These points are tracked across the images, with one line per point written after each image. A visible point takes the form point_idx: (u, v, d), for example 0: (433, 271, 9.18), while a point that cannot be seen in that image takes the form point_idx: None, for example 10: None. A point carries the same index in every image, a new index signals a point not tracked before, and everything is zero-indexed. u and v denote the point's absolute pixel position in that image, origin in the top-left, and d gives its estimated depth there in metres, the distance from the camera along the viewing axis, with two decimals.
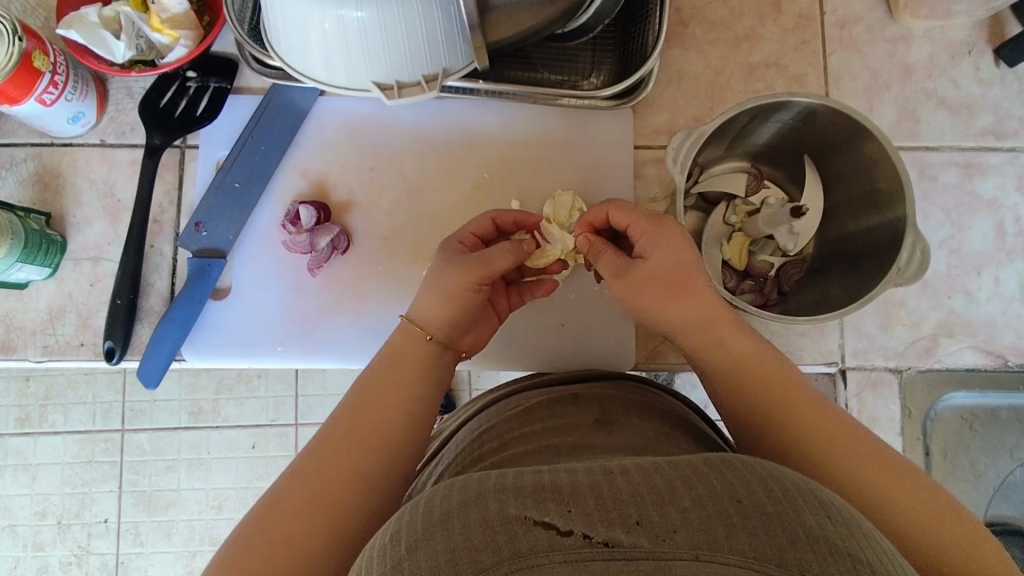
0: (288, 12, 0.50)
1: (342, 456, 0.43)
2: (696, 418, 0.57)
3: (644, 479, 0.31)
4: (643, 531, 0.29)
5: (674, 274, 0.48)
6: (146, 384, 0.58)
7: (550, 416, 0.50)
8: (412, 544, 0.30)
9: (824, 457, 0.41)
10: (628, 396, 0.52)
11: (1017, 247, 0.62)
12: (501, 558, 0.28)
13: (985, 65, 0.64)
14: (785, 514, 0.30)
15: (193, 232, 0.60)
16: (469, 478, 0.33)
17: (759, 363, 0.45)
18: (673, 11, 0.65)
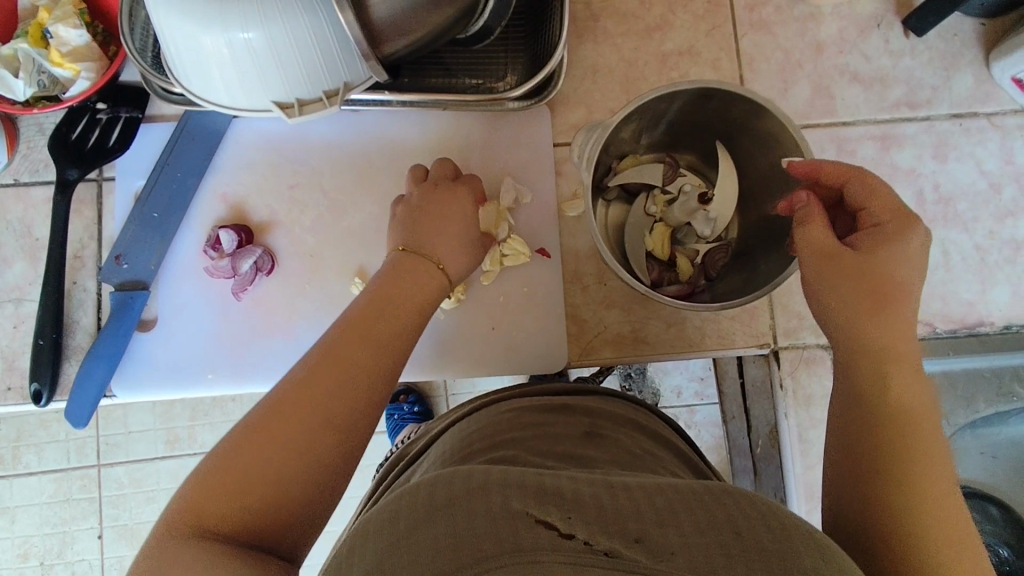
0: (178, 40, 0.50)
1: (304, 403, 0.42)
2: (672, 432, 0.58)
3: (645, 497, 0.32)
4: (641, 548, 0.29)
5: (883, 289, 0.42)
6: (75, 424, 0.58)
7: (541, 424, 0.50)
8: (412, 524, 0.31)
9: (889, 460, 0.39)
10: (608, 407, 0.54)
11: (937, 214, 0.62)
12: (503, 547, 0.28)
13: (894, 37, 0.65)
14: (783, 549, 0.30)
15: (113, 266, 0.59)
16: (470, 468, 0.34)
17: (897, 353, 0.41)
18: (583, 7, 0.65)
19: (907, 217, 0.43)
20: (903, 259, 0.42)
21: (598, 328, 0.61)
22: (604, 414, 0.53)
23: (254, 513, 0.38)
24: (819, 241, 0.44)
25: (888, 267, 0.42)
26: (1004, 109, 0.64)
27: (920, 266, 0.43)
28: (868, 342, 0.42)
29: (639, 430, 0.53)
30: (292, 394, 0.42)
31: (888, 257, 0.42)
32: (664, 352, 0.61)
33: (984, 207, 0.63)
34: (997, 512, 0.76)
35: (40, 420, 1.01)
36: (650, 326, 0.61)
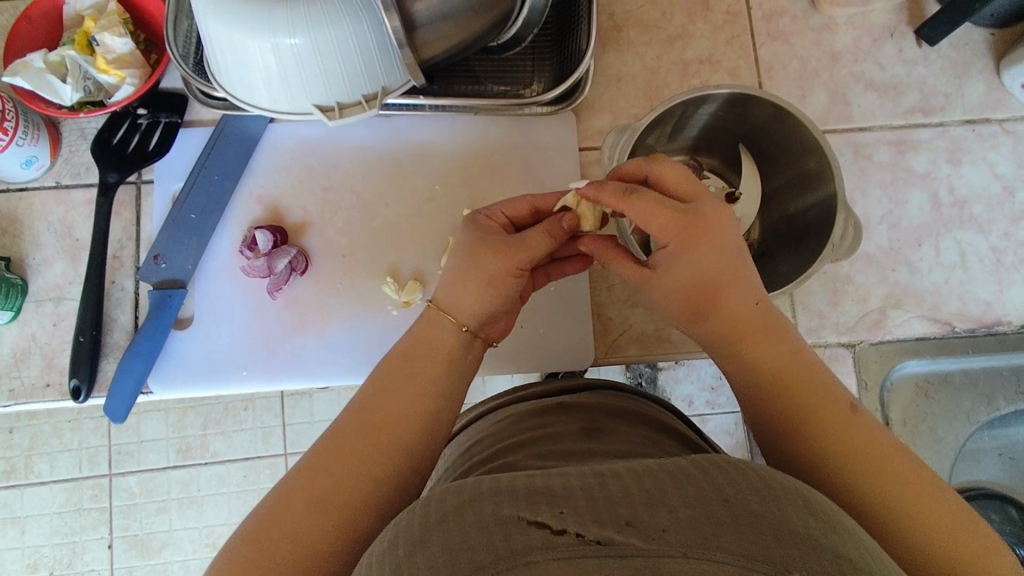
0: (225, 45, 0.52)
1: (346, 462, 0.41)
2: (681, 423, 0.59)
3: (633, 482, 0.32)
4: (633, 531, 0.29)
5: (704, 287, 0.44)
6: (114, 419, 0.59)
7: (537, 425, 0.52)
8: (410, 546, 0.31)
9: (824, 432, 0.40)
10: (609, 402, 0.55)
11: (953, 217, 0.64)
12: (497, 554, 0.29)
13: (908, 46, 0.67)
14: (774, 513, 0.31)
15: (152, 265, 0.61)
16: (465, 483, 0.34)
17: (748, 331, 0.44)
18: (607, 17, 0.67)
19: (683, 222, 0.44)
20: (709, 258, 0.44)
21: (623, 327, 0.63)
22: (604, 407, 0.54)
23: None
24: (629, 268, 0.48)
25: (682, 275, 0.44)
26: (1015, 116, 0.66)
27: (729, 251, 0.44)
28: (730, 336, 0.44)
29: (642, 421, 0.53)
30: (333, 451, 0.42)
31: (704, 259, 0.44)
32: (688, 350, 0.62)
33: (998, 209, 0.64)
34: (1017, 513, 0.75)
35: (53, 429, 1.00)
36: (675, 325, 0.62)
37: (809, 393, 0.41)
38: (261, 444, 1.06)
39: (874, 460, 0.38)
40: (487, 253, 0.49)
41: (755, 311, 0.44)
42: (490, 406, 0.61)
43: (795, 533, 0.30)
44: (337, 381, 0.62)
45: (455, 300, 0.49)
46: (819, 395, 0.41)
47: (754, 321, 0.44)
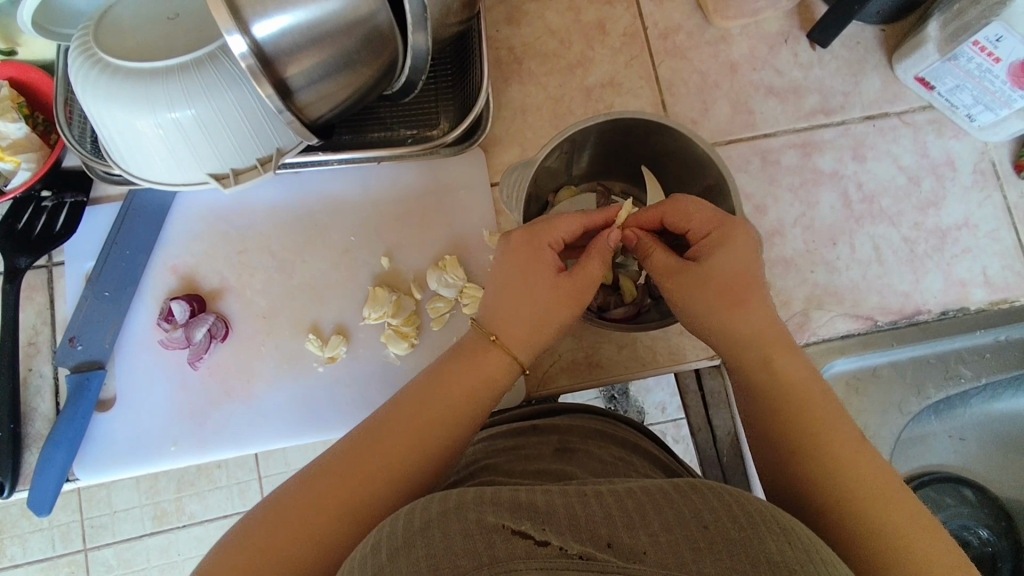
0: (110, 124, 0.51)
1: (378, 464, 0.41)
2: (653, 444, 0.59)
3: (615, 502, 0.34)
4: (614, 551, 0.31)
5: (730, 286, 0.45)
6: (38, 512, 0.57)
7: (513, 446, 0.52)
8: (392, 549, 0.32)
9: (801, 429, 0.41)
10: (580, 423, 0.55)
11: (864, 212, 0.65)
12: (479, 562, 0.29)
13: (802, 50, 0.68)
14: (749, 539, 0.32)
15: (68, 348, 0.59)
16: (447, 492, 0.35)
17: (768, 335, 0.44)
18: (506, 51, 0.68)
19: (718, 220, 0.46)
20: (735, 256, 0.45)
21: (552, 358, 0.63)
22: (578, 429, 0.55)
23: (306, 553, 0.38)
24: (664, 264, 0.47)
25: (711, 272, 0.45)
26: (913, 107, 0.67)
27: (751, 252, 0.46)
28: (747, 345, 0.44)
29: (611, 442, 0.54)
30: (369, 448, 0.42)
31: (729, 258, 0.45)
32: (619, 373, 0.62)
33: (906, 200, 0.65)
34: (973, 494, 0.76)
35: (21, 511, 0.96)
36: (603, 349, 0.62)
37: (792, 404, 0.42)
38: (237, 499, 1.04)
39: (848, 461, 0.39)
40: (541, 286, 0.48)
41: (773, 320, 0.45)
42: None
43: (769, 559, 0.31)
44: (270, 444, 0.61)
45: (507, 329, 0.47)
46: (811, 407, 0.42)
47: (768, 331, 0.44)
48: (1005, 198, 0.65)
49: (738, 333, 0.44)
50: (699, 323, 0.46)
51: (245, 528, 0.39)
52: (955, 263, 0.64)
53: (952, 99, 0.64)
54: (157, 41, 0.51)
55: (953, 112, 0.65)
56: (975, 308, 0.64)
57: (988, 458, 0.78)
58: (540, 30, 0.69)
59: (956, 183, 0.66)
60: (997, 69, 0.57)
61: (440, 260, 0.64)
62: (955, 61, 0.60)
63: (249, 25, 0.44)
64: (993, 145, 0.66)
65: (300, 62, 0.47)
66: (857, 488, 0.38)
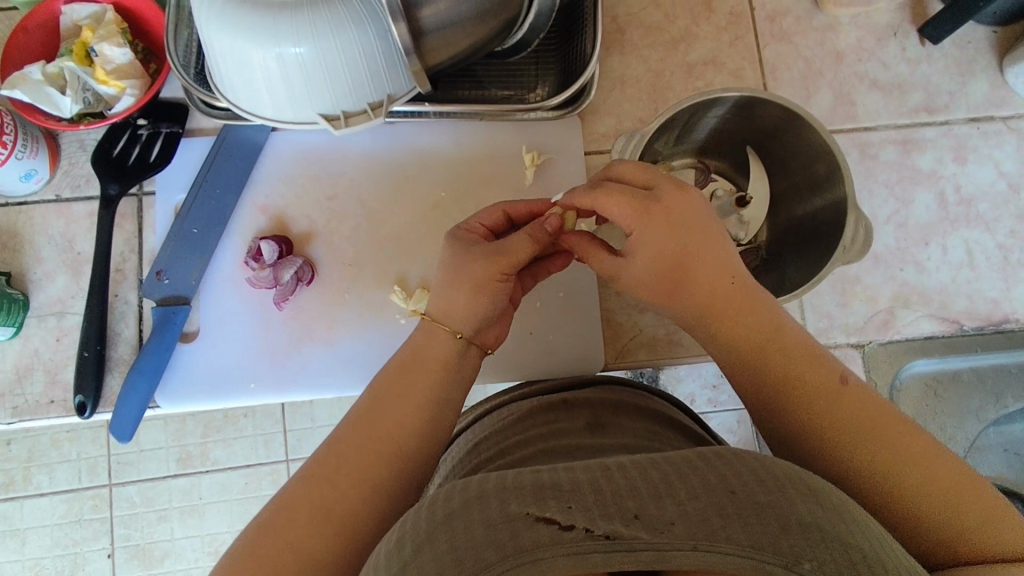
0: (228, 55, 0.51)
1: (354, 461, 0.43)
2: (690, 419, 0.59)
3: (639, 474, 0.34)
4: (642, 523, 0.31)
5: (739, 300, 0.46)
6: (120, 438, 0.58)
7: (545, 422, 0.52)
8: (417, 544, 0.32)
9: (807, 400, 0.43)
10: (616, 396, 0.55)
11: (959, 215, 0.64)
12: (506, 553, 0.30)
13: (911, 45, 0.67)
14: (777, 502, 0.32)
15: (154, 281, 0.60)
16: (468, 480, 0.34)
17: (761, 325, 0.46)
18: (610, 20, 0.67)
19: (643, 206, 0.45)
20: (664, 236, 0.45)
21: (633, 332, 0.63)
22: (607, 404, 0.54)
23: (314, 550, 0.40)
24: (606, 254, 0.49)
25: (688, 255, 0.46)
26: (1019, 113, 0.66)
27: (696, 224, 0.46)
28: (775, 373, 0.45)
29: (650, 418, 0.53)
30: (333, 462, 0.43)
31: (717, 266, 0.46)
32: (699, 353, 0.62)
33: (1004, 206, 0.64)
34: None
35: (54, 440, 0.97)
36: (684, 328, 0.62)
37: (831, 416, 0.42)
38: (262, 450, 1.05)
39: (866, 425, 0.41)
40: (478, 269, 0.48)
41: (773, 322, 0.46)
42: (486, 405, 0.59)
43: (799, 520, 0.31)
44: (345, 391, 0.62)
45: (461, 319, 0.48)
46: (815, 388, 0.43)
47: (777, 339, 0.45)
48: None
49: (763, 344, 0.46)
50: (743, 356, 0.46)
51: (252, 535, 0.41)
52: None
53: None
54: None
55: None
56: None
57: None
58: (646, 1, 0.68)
59: None
60: None
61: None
62: None
63: None
64: None
65: (435, 4, 0.47)
66: (878, 449, 0.40)
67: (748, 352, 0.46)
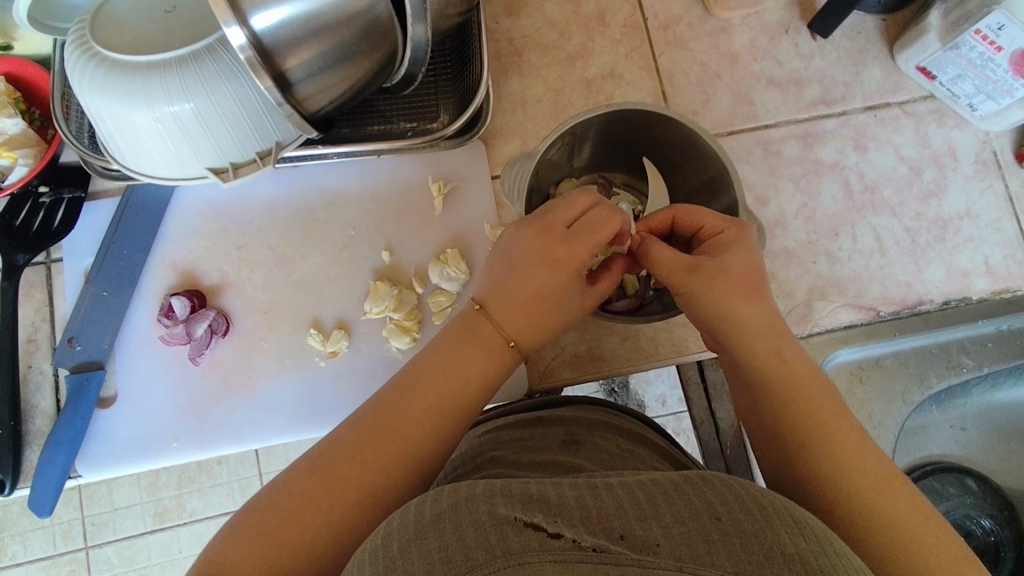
0: (110, 118, 0.51)
1: (368, 449, 0.42)
2: (657, 435, 0.58)
3: (626, 494, 0.34)
4: (627, 543, 0.30)
5: (746, 282, 0.46)
6: (39, 513, 0.57)
7: (517, 438, 0.52)
8: (403, 544, 0.31)
9: (819, 440, 0.42)
10: (585, 415, 0.55)
11: (866, 203, 0.65)
12: (492, 555, 0.29)
13: (803, 40, 0.68)
14: (762, 530, 0.32)
15: (66, 349, 0.59)
16: (457, 485, 0.35)
17: (778, 336, 0.45)
18: (506, 43, 0.68)
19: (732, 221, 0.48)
20: (748, 255, 0.46)
21: (555, 351, 0.63)
22: (581, 420, 0.54)
23: (302, 548, 0.39)
24: (674, 259, 0.46)
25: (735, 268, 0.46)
26: (914, 97, 0.67)
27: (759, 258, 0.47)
28: (804, 421, 0.42)
29: (619, 434, 0.53)
30: (340, 461, 0.41)
31: (756, 311, 0.45)
32: (622, 365, 0.62)
33: (908, 190, 0.65)
34: (975, 484, 0.76)
35: (22, 509, 0.96)
36: (605, 342, 0.62)
37: (856, 472, 0.40)
38: (239, 496, 1.03)
39: (879, 482, 0.40)
40: (561, 279, 0.46)
41: (814, 379, 0.44)
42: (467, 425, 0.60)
43: (783, 552, 0.31)
44: (271, 439, 0.61)
45: (526, 334, 0.47)
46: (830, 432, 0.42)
47: (810, 377, 0.44)
48: (1007, 188, 0.65)
49: (794, 388, 0.44)
50: (776, 406, 0.44)
51: (247, 516, 0.40)
52: (958, 253, 0.64)
53: (954, 88, 0.64)
54: (147, 36, 0.50)
55: (955, 102, 0.65)
56: (977, 298, 0.64)
57: (990, 447, 0.77)
58: (540, 21, 0.68)
59: (958, 173, 0.65)
60: (999, 57, 0.57)
61: (441, 254, 0.63)
62: (958, 50, 0.59)
63: (248, 16, 0.44)
64: (994, 135, 0.66)
65: (301, 54, 0.47)
66: (894, 504, 0.39)
67: (783, 403, 0.43)
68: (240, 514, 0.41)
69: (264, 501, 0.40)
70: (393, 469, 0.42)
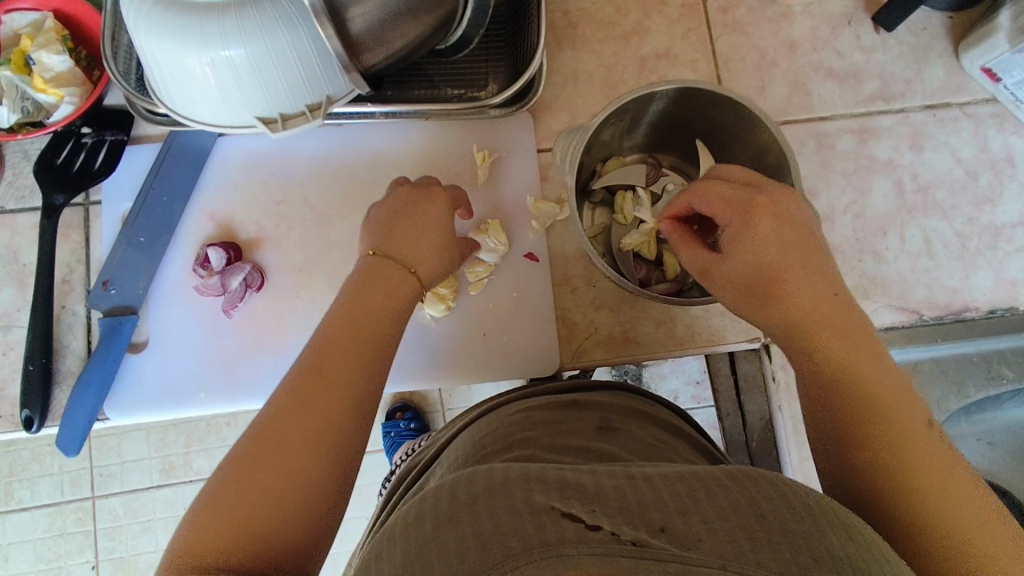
0: (161, 59, 0.50)
1: (307, 400, 0.41)
2: (686, 423, 0.58)
3: (667, 486, 0.32)
4: (668, 537, 0.29)
5: (757, 282, 0.43)
6: (66, 453, 0.57)
7: (552, 421, 0.50)
8: (434, 527, 0.31)
9: (879, 445, 0.37)
10: (620, 402, 0.54)
11: (918, 204, 0.63)
12: (527, 544, 0.28)
13: (865, 33, 0.66)
14: (810, 531, 0.30)
15: (101, 291, 0.59)
16: (490, 469, 0.34)
17: (829, 332, 0.41)
18: (561, 15, 0.66)
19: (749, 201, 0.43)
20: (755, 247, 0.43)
21: (589, 330, 0.62)
22: (616, 408, 0.52)
23: (269, 515, 0.37)
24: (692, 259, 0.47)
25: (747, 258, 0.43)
26: (976, 99, 0.65)
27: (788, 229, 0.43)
28: (860, 423, 0.38)
29: (650, 423, 0.52)
30: (300, 404, 0.41)
31: (787, 310, 0.42)
32: (654, 350, 0.61)
33: (962, 193, 0.64)
34: None
35: (32, 455, 0.98)
36: (640, 326, 0.61)
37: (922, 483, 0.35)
38: None
39: (947, 495, 0.35)
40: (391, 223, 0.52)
41: (874, 377, 0.39)
42: (485, 405, 0.58)
43: (831, 556, 0.29)
44: None
45: (426, 261, 0.51)
46: (896, 437, 0.37)
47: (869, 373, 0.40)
48: None
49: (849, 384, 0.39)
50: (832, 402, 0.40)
51: (203, 498, 0.38)
52: (1008, 262, 0.62)
53: (1018, 92, 0.62)
54: None
55: (1018, 107, 0.63)
56: None
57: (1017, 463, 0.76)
58: None
59: (1014, 180, 0.64)
60: None
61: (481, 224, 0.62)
62: None
63: None
64: None
65: (364, 3, 0.46)
66: (959, 521, 0.34)
67: (839, 400, 0.39)
68: (197, 501, 0.38)
69: (219, 477, 0.38)
70: (337, 410, 0.41)
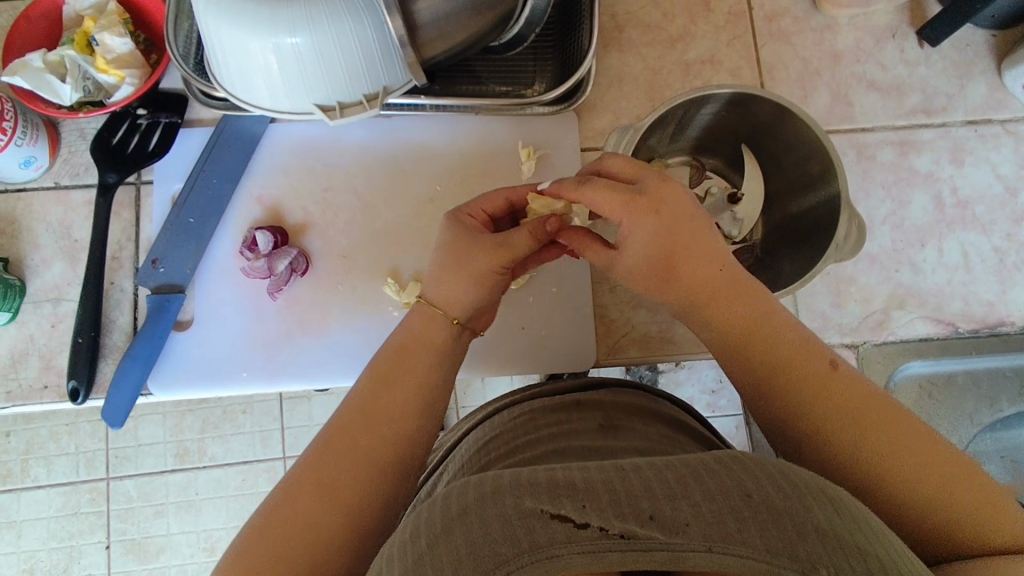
0: (225, 42, 0.51)
1: (354, 430, 0.43)
2: (697, 421, 0.58)
3: (655, 474, 0.32)
4: (657, 525, 0.29)
5: (707, 274, 0.44)
6: (112, 425, 0.58)
7: (555, 421, 0.50)
8: (431, 540, 0.30)
9: (841, 428, 0.39)
10: (626, 399, 0.53)
11: (956, 218, 0.64)
12: (519, 550, 0.29)
13: (909, 47, 0.67)
14: (797, 508, 0.30)
15: (150, 269, 0.60)
16: (482, 476, 0.33)
17: (769, 323, 0.43)
18: (609, 17, 0.67)
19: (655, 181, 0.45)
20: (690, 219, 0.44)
21: (625, 327, 0.63)
22: (617, 405, 0.52)
23: (324, 534, 0.38)
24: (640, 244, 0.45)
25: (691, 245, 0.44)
26: (1017, 117, 0.66)
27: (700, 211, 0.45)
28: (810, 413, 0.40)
29: (663, 423, 0.52)
30: (339, 437, 0.43)
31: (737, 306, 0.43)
32: (689, 350, 0.62)
33: (1000, 209, 0.64)
34: None
35: (49, 433, 0.98)
36: (677, 326, 0.62)
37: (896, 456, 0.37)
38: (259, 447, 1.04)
39: (917, 457, 0.37)
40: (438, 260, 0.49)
41: (808, 355, 0.42)
42: (489, 411, 0.57)
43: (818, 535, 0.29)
44: (337, 382, 0.62)
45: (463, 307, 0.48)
46: (850, 415, 0.39)
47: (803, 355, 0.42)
48: None
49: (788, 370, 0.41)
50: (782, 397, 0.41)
51: (260, 517, 0.39)
52: None
53: None
54: None
55: None
56: None
57: None
58: None
59: None
60: None
61: None
62: None
63: None
64: None
65: None
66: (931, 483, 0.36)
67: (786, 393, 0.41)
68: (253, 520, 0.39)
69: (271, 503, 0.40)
70: (383, 434, 0.43)
